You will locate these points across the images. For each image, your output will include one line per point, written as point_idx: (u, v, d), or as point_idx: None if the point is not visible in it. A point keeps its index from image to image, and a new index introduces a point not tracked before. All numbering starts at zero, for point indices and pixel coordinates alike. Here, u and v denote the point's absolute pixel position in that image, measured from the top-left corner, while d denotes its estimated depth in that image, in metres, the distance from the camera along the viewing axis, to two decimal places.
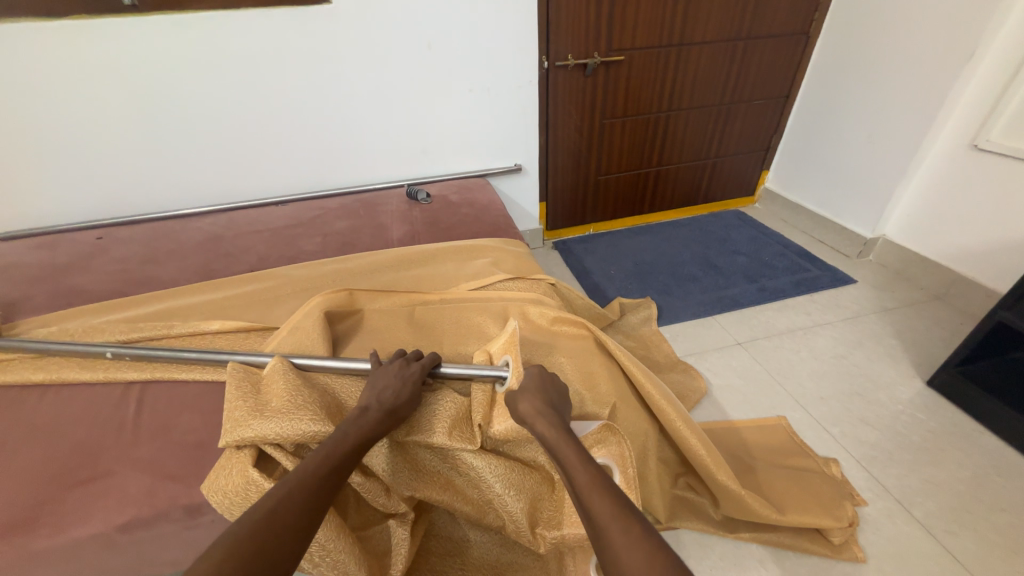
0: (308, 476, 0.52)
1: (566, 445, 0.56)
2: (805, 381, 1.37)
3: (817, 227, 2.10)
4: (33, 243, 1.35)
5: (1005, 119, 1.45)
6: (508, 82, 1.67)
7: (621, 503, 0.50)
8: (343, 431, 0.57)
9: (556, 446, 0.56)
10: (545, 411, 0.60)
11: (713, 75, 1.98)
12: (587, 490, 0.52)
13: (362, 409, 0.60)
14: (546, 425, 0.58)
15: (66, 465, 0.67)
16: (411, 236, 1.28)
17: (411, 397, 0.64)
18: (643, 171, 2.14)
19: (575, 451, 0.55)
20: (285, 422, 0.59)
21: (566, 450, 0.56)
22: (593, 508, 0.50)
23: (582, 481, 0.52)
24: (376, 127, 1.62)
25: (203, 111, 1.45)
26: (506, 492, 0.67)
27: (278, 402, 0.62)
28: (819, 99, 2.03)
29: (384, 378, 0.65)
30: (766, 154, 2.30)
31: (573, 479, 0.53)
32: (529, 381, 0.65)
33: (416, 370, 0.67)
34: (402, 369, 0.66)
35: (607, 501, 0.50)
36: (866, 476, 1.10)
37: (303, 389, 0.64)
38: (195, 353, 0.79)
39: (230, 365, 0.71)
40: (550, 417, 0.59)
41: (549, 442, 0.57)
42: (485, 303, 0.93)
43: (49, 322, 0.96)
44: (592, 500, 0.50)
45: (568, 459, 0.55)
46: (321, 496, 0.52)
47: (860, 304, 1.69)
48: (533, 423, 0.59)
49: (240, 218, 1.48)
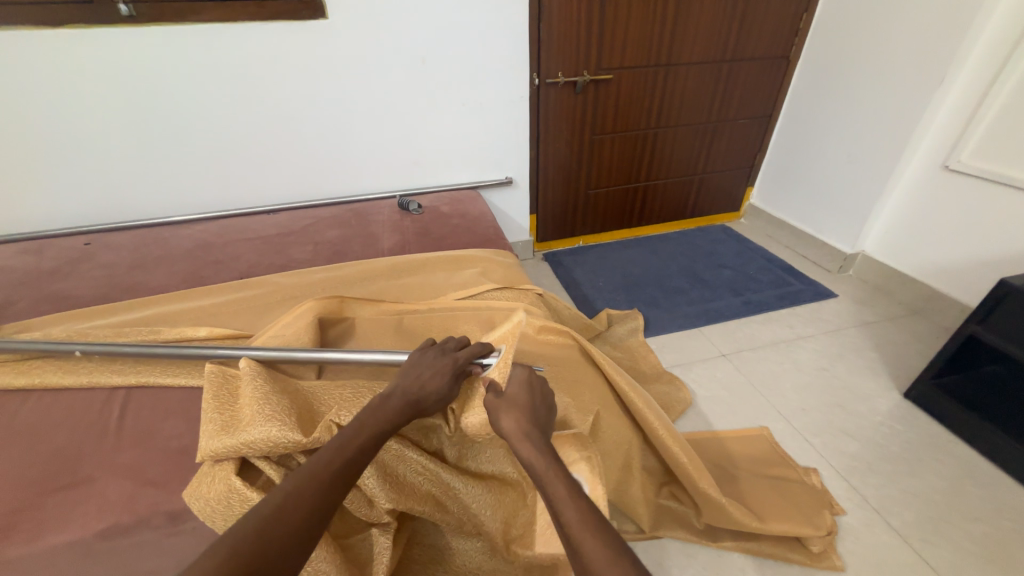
0: (321, 471, 0.53)
1: (555, 477, 0.56)
2: (788, 392, 1.40)
3: (800, 242, 2.16)
4: (20, 248, 1.34)
5: (974, 141, 1.52)
6: (500, 97, 1.71)
7: (612, 547, 0.48)
8: (360, 421, 0.58)
9: (545, 480, 0.56)
10: (532, 433, 0.59)
11: (699, 94, 2.04)
12: (579, 530, 0.50)
13: (385, 397, 0.61)
14: (531, 447, 0.58)
15: (45, 471, 0.67)
16: (401, 246, 1.30)
17: (440, 390, 0.63)
18: (632, 186, 2.19)
19: (566, 485, 0.55)
20: (252, 432, 0.59)
21: (556, 484, 0.55)
22: (584, 550, 0.48)
23: (571, 518, 0.52)
24: (369, 138, 1.65)
25: (196, 118, 1.47)
26: (484, 512, 0.71)
27: (249, 413, 0.62)
28: (799, 119, 2.11)
29: (418, 367, 0.65)
30: (751, 171, 2.37)
31: (563, 518, 0.52)
32: (518, 391, 0.64)
33: (451, 362, 0.65)
34: (436, 360, 0.66)
35: (599, 544, 0.49)
36: (845, 486, 1.12)
37: (272, 397, 0.64)
38: (180, 359, 0.79)
39: (209, 366, 0.73)
40: (536, 439, 0.59)
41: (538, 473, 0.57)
42: (473, 312, 0.94)
43: (33, 327, 0.95)
44: (582, 539, 0.49)
45: (557, 495, 0.54)
46: (331, 494, 0.52)
47: (841, 318, 1.73)
48: (518, 444, 0.59)
49: (231, 225, 1.48)
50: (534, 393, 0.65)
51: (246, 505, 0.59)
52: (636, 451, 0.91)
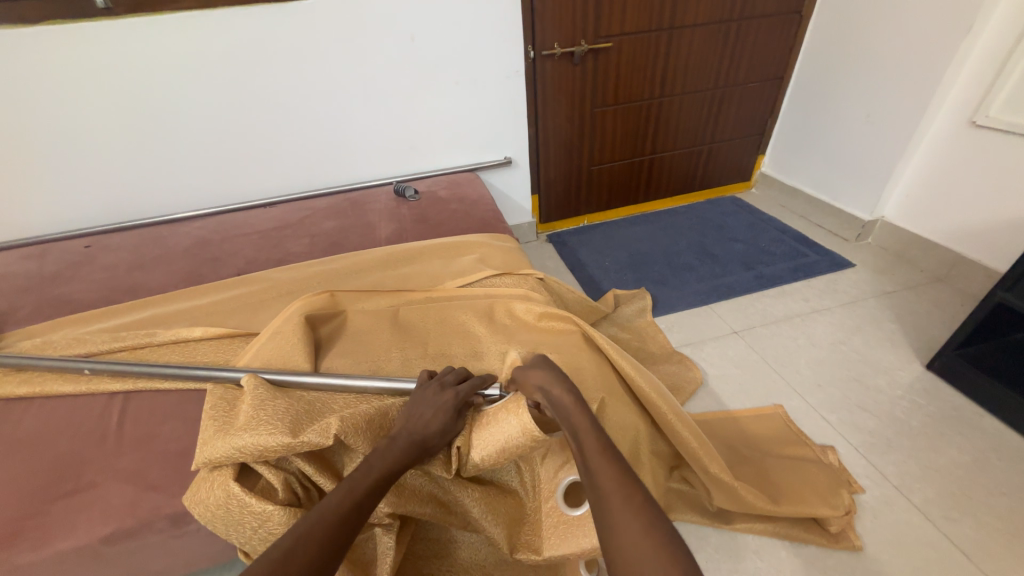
0: (331, 512, 0.51)
1: (578, 412, 0.59)
2: (803, 368, 1.35)
3: (815, 211, 2.07)
4: (23, 254, 1.34)
5: (1005, 93, 1.41)
6: (495, 72, 1.64)
7: (622, 469, 0.53)
8: (369, 462, 0.56)
9: (563, 408, 0.60)
10: (558, 378, 0.63)
11: (704, 59, 1.93)
12: (593, 454, 0.55)
13: (390, 439, 0.59)
14: (559, 390, 0.61)
15: (47, 479, 0.67)
16: (398, 235, 1.27)
17: (443, 430, 0.61)
18: (636, 161, 2.11)
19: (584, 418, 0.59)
20: (243, 438, 0.58)
21: (576, 413, 0.59)
22: (596, 472, 0.53)
23: (589, 445, 0.56)
24: (363, 125, 1.61)
25: (185, 112, 1.43)
26: (484, 516, 0.70)
27: (243, 418, 0.61)
28: (813, 79, 1.99)
29: (419, 404, 0.63)
30: (762, 138, 2.26)
31: (581, 442, 0.56)
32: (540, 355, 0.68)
33: (452, 397, 0.64)
34: (436, 396, 0.64)
35: (609, 465, 0.54)
36: (864, 463, 1.09)
37: (268, 403, 0.63)
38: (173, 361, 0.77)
39: (211, 389, 0.71)
40: (563, 384, 0.62)
41: (561, 407, 0.60)
42: (470, 301, 0.91)
43: (35, 333, 0.95)
44: (595, 460, 0.54)
45: (577, 423, 0.58)
46: (339, 536, 0.50)
47: (859, 289, 1.66)
48: (545, 388, 0.62)
49: (228, 221, 1.46)
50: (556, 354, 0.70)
51: (246, 511, 0.58)
52: (644, 437, 0.86)
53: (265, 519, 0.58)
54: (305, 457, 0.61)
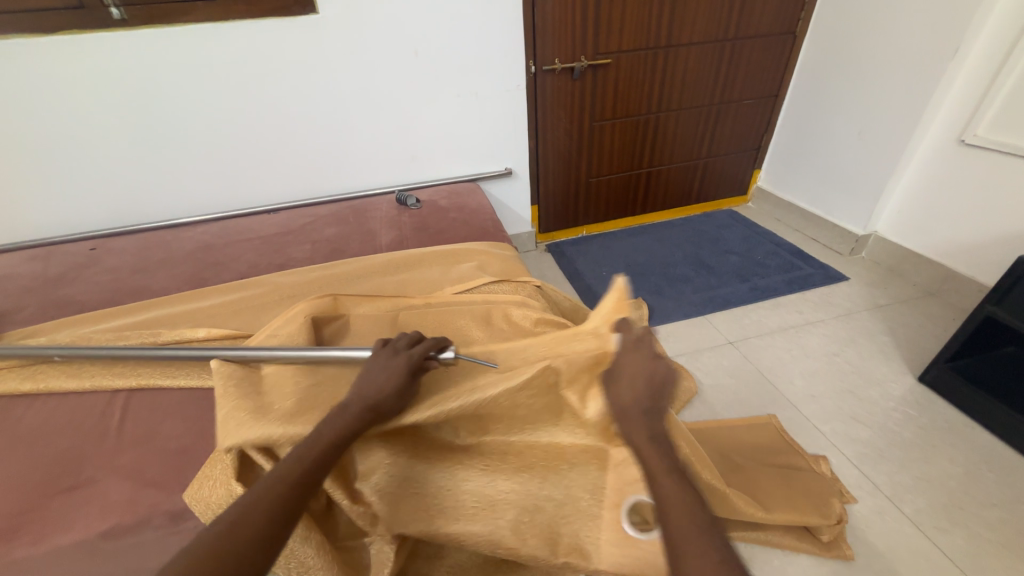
0: (279, 484, 0.49)
1: (660, 458, 0.50)
2: (796, 378, 1.37)
3: (810, 225, 2.10)
4: (28, 255, 1.36)
5: (992, 114, 1.45)
6: (496, 86, 1.68)
7: (709, 542, 0.43)
8: (317, 433, 0.54)
9: (642, 452, 0.51)
10: (636, 410, 0.53)
11: (701, 76, 1.98)
12: (677, 517, 0.46)
13: (342, 406, 0.57)
14: (636, 428, 0.52)
15: (48, 474, 0.68)
16: (399, 242, 1.29)
17: (397, 394, 0.58)
18: (634, 173, 2.15)
19: (665, 467, 0.49)
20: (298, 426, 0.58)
21: (656, 461, 0.50)
22: (678, 546, 0.44)
23: (673, 503, 0.46)
24: (365, 136, 1.64)
25: (193, 119, 1.47)
26: (514, 524, 0.67)
27: (289, 404, 0.62)
28: (807, 98, 2.05)
29: (371, 369, 0.60)
30: (758, 153, 2.31)
31: (664, 504, 0.47)
32: (625, 366, 0.56)
33: (404, 361, 0.60)
34: (390, 360, 0.60)
35: (696, 542, 0.43)
36: (856, 473, 1.10)
37: (315, 393, 0.65)
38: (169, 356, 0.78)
39: (213, 363, 0.69)
40: (643, 417, 0.52)
41: (639, 450, 0.51)
42: (469, 306, 0.93)
43: (39, 332, 0.97)
44: (677, 529, 0.45)
45: (656, 472, 0.50)
46: (289, 505, 0.49)
47: (852, 302, 1.68)
48: (624, 421, 0.53)
49: (232, 226, 1.49)
50: (644, 369, 0.55)
51: None
52: None
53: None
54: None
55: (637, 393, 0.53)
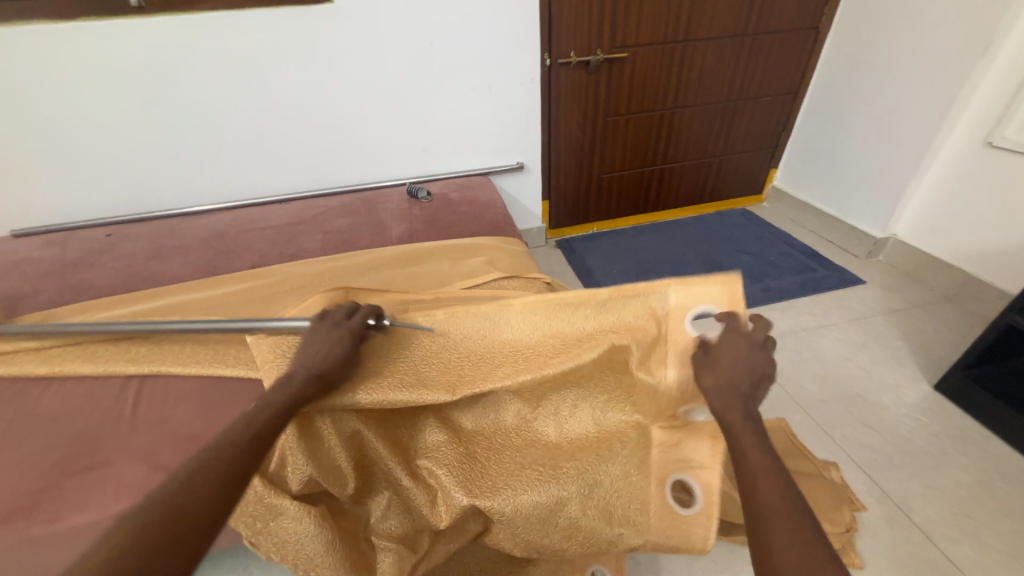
0: (235, 441, 0.51)
1: (753, 442, 0.48)
2: (807, 382, 1.35)
3: (826, 226, 2.06)
4: (46, 240, 1.39)
5: (1021, 115, 1.41)
6: (510, 79, 1.66)
7: (804, 537, 0.41)
8: (263, 400, 0.54)
9: (734, 431, 0.49)
10: (730, 391, 0.51)
11: (718, 71, 1.94)
12: (772, 508, 0.44)
13: (286, 376, 0.56)
14: (729, 406, 0.50)
15: (63, 455, 0.70)
16: (410, 234, 1.29)
17: (344, 365, 0.58)
18: (647, 169, 2.12)
19: (758, 452, 0.47)
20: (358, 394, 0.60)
21: (749, 446, 0.48)
22: (770, 537, 0.42)
23: (765, 492, 0.45)
24: (377, 128, 1.64)
25: (207, 109, 1.48)
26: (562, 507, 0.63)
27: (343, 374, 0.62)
28: (827, 96, 2.00)
29: (312, 343, 0.58)
30: (775, 152, 2.26)
31: (756, 491, 0.45)
32: (722, 348, 0.54)
33: (347, 332, 0.59)
34: (330, 333, 0.59)
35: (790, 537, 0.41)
36: (865, 480, 1.08)
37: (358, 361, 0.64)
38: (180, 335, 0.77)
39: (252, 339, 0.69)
40: (735, 399, 0.50)
41: (728, 428, 0.49)
42: (479, 301, 0.92)
43: (55, 316, 0.98)
44: (768, 517, 0.43)
45: (745, 456, 0.48)
46: (247, 462, 0.50)
47: (867, 306, 1.65)
48: (713, 399, 0.51)
49: (244, 215, 1.50)
50: (745, 357, 0.52)
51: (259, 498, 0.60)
52: None
53: (280, 512, 0.61)
54: (314, 465, 0.60)
55: (732, 375, 0.51)
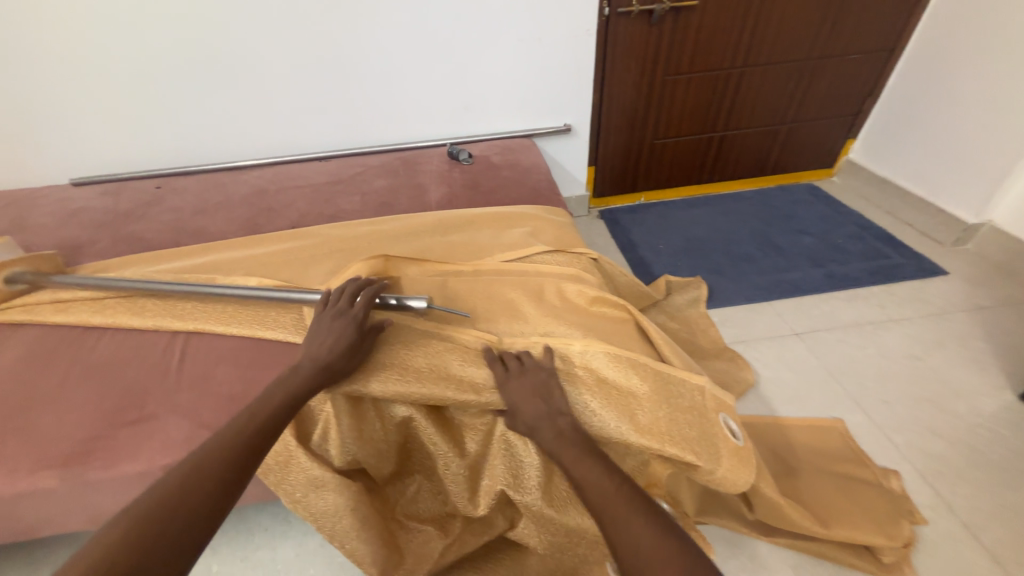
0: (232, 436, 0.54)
1: (568, 451, 0.59)
2: (869, 380, 1.24)
3: (906, 208, 1.84)
4: (100, 190, 1.42)
5: None
6: (564, 28, 1.51)
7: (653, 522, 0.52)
8: (270, 391, 0.59)
9: (554, 450, 0.60)
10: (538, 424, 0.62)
11: (802, 23, 1.70)
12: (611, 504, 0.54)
13: (293, 368, 0.61)
14: (546, 428, 0.62)
15: (115, 405, 0.73)
16: (448, 199, 1.23)
17: (347, 356, 0.63)
18: (705, 137, 1.94)
19: (578, 455, 0.59)
20: (396, 385, 0.66)
21: (575, 462, 0.58)
22: (628, 532, 0.52)
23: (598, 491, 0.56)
24: (419, 82, 1.55)
25: (250, 57, 1.43)
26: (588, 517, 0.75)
27: (380, 364, 0.67)
28: (932, 53, 1.72)
29: (318, 333, 0.63)
30: (856, 119, 2.00)
31: (590, 491, 0.56)
32: (514, 383, 0.65)
33: (349, 322, 0.64)
34: (333, 323, 0.64)
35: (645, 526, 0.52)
36: (928, 492, 1.00)
37: (395, 349, 0.69)
38: (237, 294, 0.81)
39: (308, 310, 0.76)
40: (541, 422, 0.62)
41: (548, 446, 0.61)
42: (519, 276, 0.87)
43: (108, 267, 1.01)
44: (608, 513, 0.54)
45: (573, 467, 0.58)
46: (249, 451, 0.54)
47: (948, 300, 1.48)
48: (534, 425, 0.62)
49: (285, 172, 1.48)
50: (530, 389, 0.64)
51: (304, 468, 0.65)
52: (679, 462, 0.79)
53: (320, 484, 0.66)
54: (358, 445, 0.68)
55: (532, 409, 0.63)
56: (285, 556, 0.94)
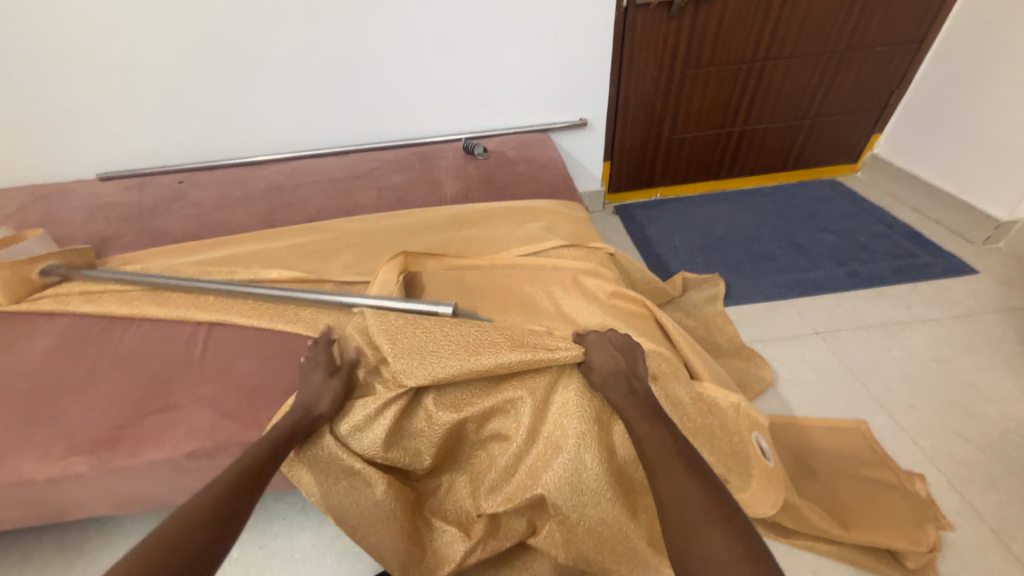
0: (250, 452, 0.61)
1: (636, 412, 0.64)
2: (894, 382, 1.20)
3: (935, 204, 1.78)
4: (125, 185, 1.46)
5: None
6: (581, 21, 1.49)
7: (705, 485, 0.55)
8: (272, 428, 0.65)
9: (623, 408, 0.64)
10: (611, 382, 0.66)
11: (828, 14, 1.65)
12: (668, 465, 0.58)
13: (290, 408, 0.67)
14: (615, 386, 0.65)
15: (142, 394, 0.74)
16: (464, 194, 1.24)
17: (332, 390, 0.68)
18: (724, 131, 1.90)
19: (643, 416, 0.63)
20: (432, 366, 0.66)
21: (642, 422, 0.63)
22: (682, 490, 0.55)
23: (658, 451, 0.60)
24: (435, 77, 1.55)
25: (269, 53, 1.44)
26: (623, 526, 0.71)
27: (407, 350, 0.68)
28: (965, 43, 1.65)
29: (306, 377, 0.70)
30: (882, 113, 1.94)
31: (651, 453, 0.60)
32: (596, 352, 0.68)
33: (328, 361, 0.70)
34: (315, 367, 0.70)
35: (698, 488, 0.55)
36: (955, 498, 0.97)
37: (421, 334, 0.70)
38: (265, 293, 0.84)
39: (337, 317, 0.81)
40: (613, 383, 0.66)
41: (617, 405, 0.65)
42: (536, 272, 0.87)
43: (133, 260, 1.04)
44: (663, 473, 0.57)
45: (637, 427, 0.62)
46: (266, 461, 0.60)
47: (978, 301, 1.42)
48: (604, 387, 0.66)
49: (302, 167, 1.50)
50: (608, 354, 0.67)
51: (336, 458, 0.68)
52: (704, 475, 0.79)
53: (353, 474, 0.69)
54: (394, 447, 0.70)
55: (609, 370, 0.66)
56: (303, 544, 0.96)
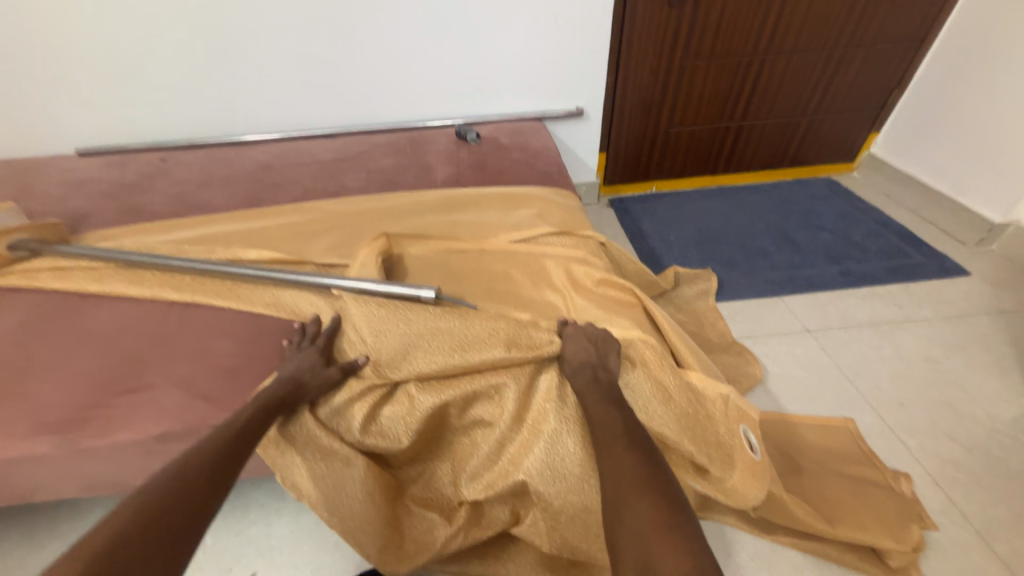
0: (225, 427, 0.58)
1: (592, 395, 0.64)
2: (883, 381, 1.20)
3: (930, 205, 1.77)
4: (106, 162, 1.41)
5: None
6: (581, 7, 1.46)
7: (647, 463, 0.55)
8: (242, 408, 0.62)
9: (582, 391, 0.64)
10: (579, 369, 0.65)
11: (831, 8, 1.63)
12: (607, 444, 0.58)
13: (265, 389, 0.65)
14: (580, 375, 0.65)
15: (111, 373, 0.72)
16: (455, 179, 1.21)
17: (311, 373, 0.66)
18: (722, 126, 1.88)
19: (598, 396, 0.63)
20: (420, 363, 0.67)
21: (593, 401, 0.63)
22: (622, 466, 0.55)
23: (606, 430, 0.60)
24: (429, 60, 1.51)
25: (256, 29, 1.39)
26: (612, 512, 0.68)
27: (392, 342, 0.67)
28: (967, 43, 1.63)
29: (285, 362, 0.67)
30: (882, 111, 1.92)
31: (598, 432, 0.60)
32: (569, 344, 0.68)
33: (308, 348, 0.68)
34: (294, 354, 0.68)
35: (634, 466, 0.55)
36: (940, 497, 0.96)
37: (405, 322, 0.68)
38: (237, 271, 0.81)
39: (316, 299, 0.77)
40: (580, 374, 0.65)
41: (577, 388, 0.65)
42: (524, 258, 0.85)
43: (109, 237, 1.00)
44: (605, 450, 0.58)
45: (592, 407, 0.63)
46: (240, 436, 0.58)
47: (970, 302, 1.42)
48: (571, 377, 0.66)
49: (291, 149, 1.46)
50: (581, 346, 0.67)
51: (314, 442, 0.66)
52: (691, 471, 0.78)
53: (333, 458, 0.67)
54: (379, 434, 0.68)
55: (580, 362, 0.66)
56: (280, 532, 0.94)
